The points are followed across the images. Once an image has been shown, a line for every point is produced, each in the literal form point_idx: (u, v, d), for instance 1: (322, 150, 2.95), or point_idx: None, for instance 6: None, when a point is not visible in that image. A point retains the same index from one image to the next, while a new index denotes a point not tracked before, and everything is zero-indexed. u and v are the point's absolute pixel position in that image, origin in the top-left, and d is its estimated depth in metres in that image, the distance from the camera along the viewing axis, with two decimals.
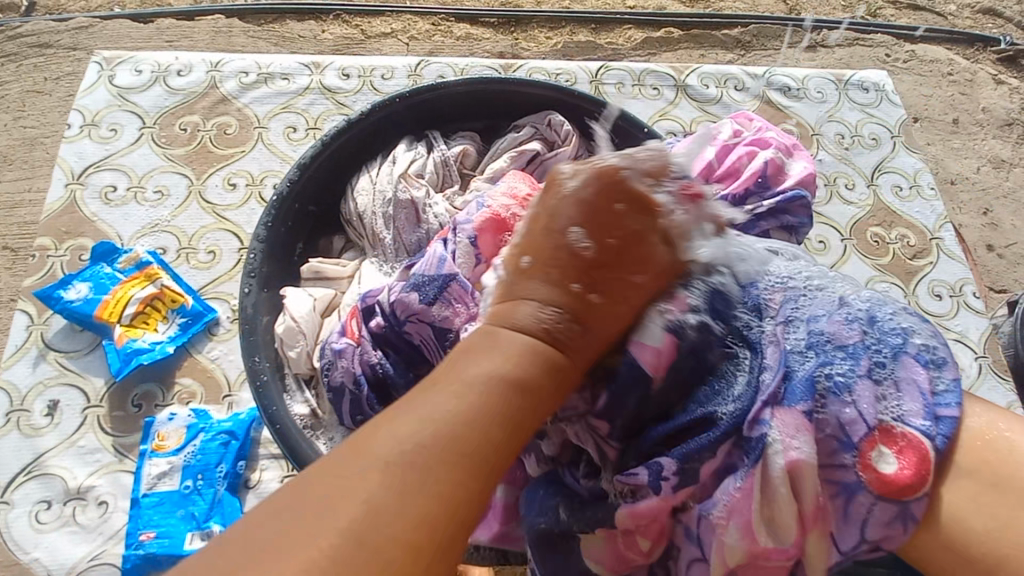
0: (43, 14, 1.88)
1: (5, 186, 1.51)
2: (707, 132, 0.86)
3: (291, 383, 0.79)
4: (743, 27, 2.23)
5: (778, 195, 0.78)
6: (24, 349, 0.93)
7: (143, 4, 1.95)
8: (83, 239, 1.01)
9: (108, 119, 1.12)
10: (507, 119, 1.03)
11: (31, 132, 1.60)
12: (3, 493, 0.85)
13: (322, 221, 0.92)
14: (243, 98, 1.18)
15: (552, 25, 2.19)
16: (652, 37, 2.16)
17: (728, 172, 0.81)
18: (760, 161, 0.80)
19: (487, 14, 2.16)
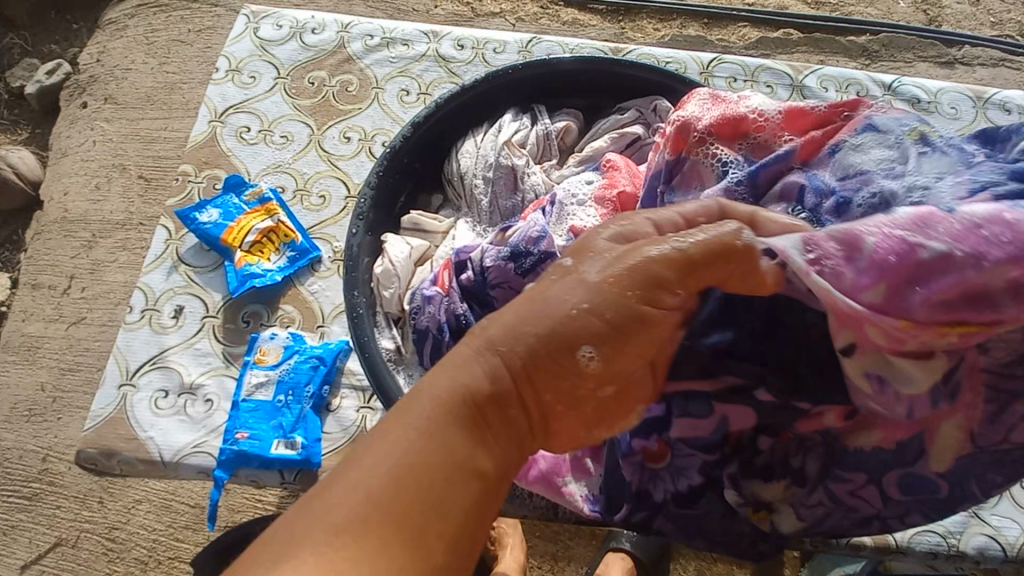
0: None
1: (148, 122, 1.72)
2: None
3: (381, 320, 0.86)
4: (871, 35, 2.08)
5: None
6: (161, 258, 1.07)
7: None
8: (218, 170, 1.14)
9: (249, 67, 1.24)
10: (611, 101, 1.05)
11: (173, 77, 1.80)
12: (131, 377, 0.99)
13: (425, 180, 0.98)
14: (366, 59, 1.26)
15: (661, 17, 2.15)
16: (766, 38, 2.07)
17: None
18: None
19: (596, 1, 2.14)
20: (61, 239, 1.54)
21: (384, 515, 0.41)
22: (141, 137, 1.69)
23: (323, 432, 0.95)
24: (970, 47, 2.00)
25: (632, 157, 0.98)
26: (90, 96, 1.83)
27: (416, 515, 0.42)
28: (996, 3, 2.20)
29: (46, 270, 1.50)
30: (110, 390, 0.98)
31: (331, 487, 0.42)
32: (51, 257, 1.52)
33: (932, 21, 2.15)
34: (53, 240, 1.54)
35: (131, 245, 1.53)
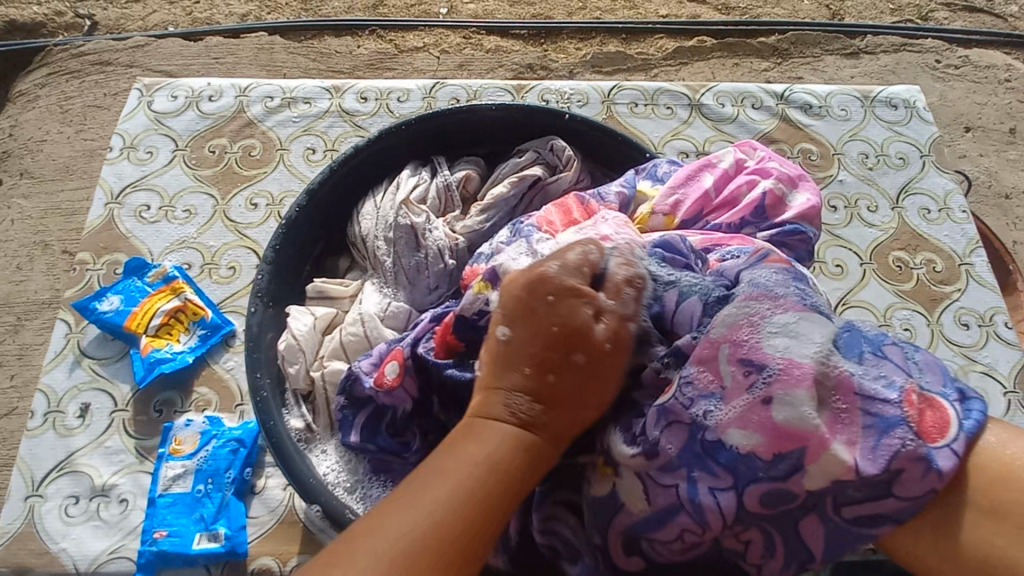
0: (106, 34, 2.06)
1: (67, 194, 1.65)
2: (707, 159, 0.90)
3: (290, 398, 0.83)
4: (781, 34, 2.27)
5: (775, 228, 0.85)
6: (62, 355, 1.01)
7: (194, 23, 2.15)
8: (118, 254, 1.09)
9: (145, 142, 1.20)
10: (510, 145, 1.06)
11: (91, 145, 1.75)
12: (38, 486, 0.93)
13: (330, 245, 0.96)
14: (267, 122, 1.24)
15: (581, 36, 2.27)
16: (683, 47, 2.19)
17: (725, 202, 0.87)
18: (759, 192, 0.86)
19: (517, 26, 2.25)
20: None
21: (412, 554, 0.43)
22: (60, 212, 1.62)
23: (247, 518, 0.92)
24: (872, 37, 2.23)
25: (536, 198, 0.98)
26: (3, 172, 1.74)
27: (460, 548, 0.44)
28: None
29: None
30: (15, 504, 0.92)
31: (358, 531, 0.44)
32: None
33: (836, 15, 2.44)
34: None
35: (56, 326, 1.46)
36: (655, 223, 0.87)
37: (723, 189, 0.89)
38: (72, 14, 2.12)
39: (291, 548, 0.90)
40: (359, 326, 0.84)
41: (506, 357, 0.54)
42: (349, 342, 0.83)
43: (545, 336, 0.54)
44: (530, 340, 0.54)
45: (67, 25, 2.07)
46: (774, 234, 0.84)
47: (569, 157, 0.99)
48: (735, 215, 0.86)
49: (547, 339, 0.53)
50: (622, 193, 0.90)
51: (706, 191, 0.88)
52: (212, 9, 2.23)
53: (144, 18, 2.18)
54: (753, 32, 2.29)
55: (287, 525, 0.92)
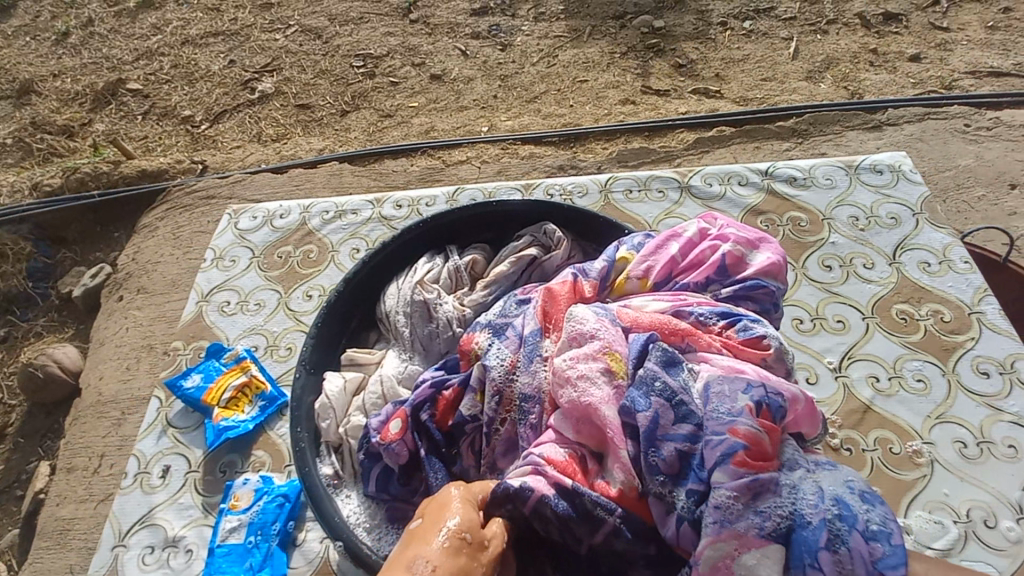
0: (212, 174, 2.59)
1: (173, 304, 2.02)
2: (674, 230, 1.04)
3: (323, 449, 0.98)
4: (797, 117, 2.45)
5: (737, 284, 0.95)
6: (153, 425, 1.24)
7: (282, 159, 2.65)
8: (203, 341, 1.35)
9: (231, 253, 1.51)
10: (511, 232, 1.25)
11: (194, 263, 2.15)
12: (123, 537, 1.10)
13: (362, 322, 1.16)
14: (323, 230, 1.53)
15: (607, 137, 2.56)
16: (703, 138, 2.42)
17: (691, 264, 1.00)
18: (719, 254, 0.98)
19: (549, 135, 2.58)
20: (94, 421, 1.74)
21: None
22: (165, 318, 1.97)
23: (288, 567, 1.04)
24: (892, 111, 2.38)
25: (532, 275, 1.16)
26: (125, 291, 2.14)
27: None
28: (913, 67, 2.77)
29: (77, 453, 1.67)
30: (104, 552, 1.09)
31: None
32: (83, 440, 1.70)
33: (856, 93, 2.66)
34: (85, 424, 1.73)
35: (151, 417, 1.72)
36: (632, 286, 1.01)
37: (688, 254, 1.02)
38: (189, 161, 2.64)
39: None
40: (378, 386, 1.01)
41: (430, 535, 0.67)
42: (371, 400, 1.00)
43: (457, 561, 0.65)
44: (446, 563, 0.65)
45: (185, 169, 2.61)
46: (738, 288, 0.95)
47: (558, 239, 1.17)
48: (700, 274, 0.97)
49: (454, 563, 0.65)
50: (605, 264, 1.04)
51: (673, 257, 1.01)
52: (296, 148, 2.75)
53: (243, 159, 2.72)
54: (770, 118, 2.49)
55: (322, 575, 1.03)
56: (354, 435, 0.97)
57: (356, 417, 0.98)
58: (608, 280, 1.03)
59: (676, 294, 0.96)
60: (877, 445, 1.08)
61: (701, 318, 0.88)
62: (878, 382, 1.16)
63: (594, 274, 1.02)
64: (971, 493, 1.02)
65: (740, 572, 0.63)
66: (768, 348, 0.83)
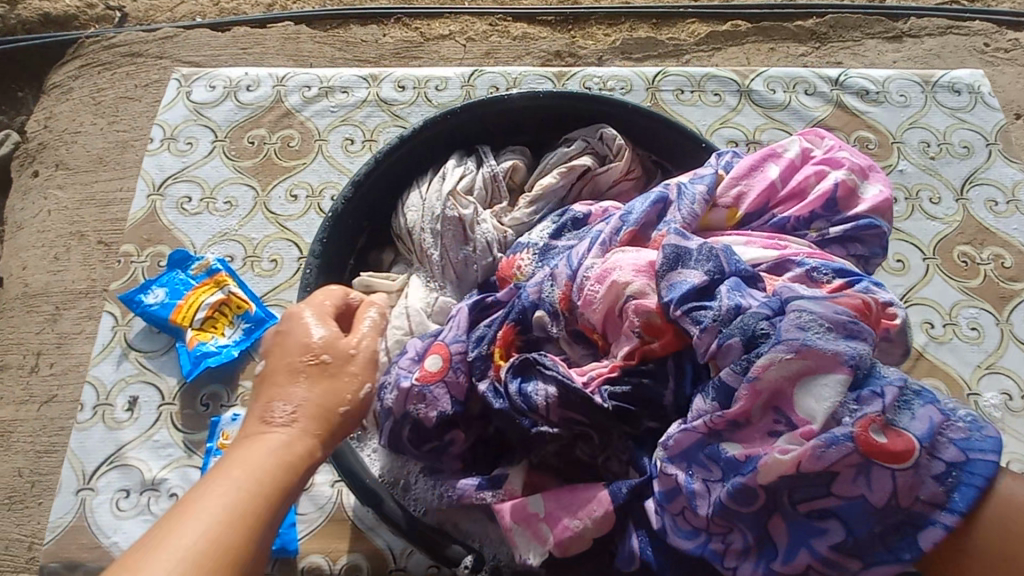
0: (134, 25, 1.96)
1: (100, 185, 1.49)
2: (772, 149, 0.85)
3: None
4: (818, 17, 2.14)
5: (848, 222, 0.80)
6: (109, 348, 1.02)
7: (221, 13, 1.98)
8: (162, 247, 1.09)
9: (185, 132, 1.20)
10: (558, 133, 1.02)
11: (123, 135, 1.58)
12: (89, 480, 0.94)
13: (374, 237, 0.95)
14: (305, 111, 1.22)
15: (611, 21, 2.18)
16: (717, 31, 2.11)
17: (792, 193, 0.82)
18: (830, 183, 0.81)
19: (545, 12, 2.16)
20: (23, 316, 1.30)
21: None
22: (92, 200, 1.49)
23: (297, 515, 0.92)
24: (915, 19, 2.09)
25: (582, 189, 0.95)
26: (42, 164, 1.57)
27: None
28: None
29: (7, 350, 1.26)
30: (67, 497, 0.92)
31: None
32: (11, 335, 1.28)
33: None
34: (11, 319, 1.31)
35: (98, 314, 1.30)
36: (717, 217, 0.83)
37: (788, 180, 0.84)
38: (104, 5, 1.98)
39: (341, 546, 0.90)
40: (404, 320, 0.83)
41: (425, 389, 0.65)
42: (397, 338, 0.81)
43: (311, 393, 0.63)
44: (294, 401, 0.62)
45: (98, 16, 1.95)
46: (846, 226, 0.79)
47: (620, 146, 0.94)
48: (805, 206, 0.81)
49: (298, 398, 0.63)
50: (655, 204, 0.82)
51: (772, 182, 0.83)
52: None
53: (173, 7, 2.04)
54: (788, 16, 2.16)
55: (336, 521, 0.91)
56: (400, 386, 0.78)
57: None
58: (655, 226, 0.81)
59: (772, 235, 0.79)
60: None
61: (811, 272, 0.72)
62: (932, 329, 1.09)
63: (639, 215, 0.80)
64: (1010, 446, 1.00)
65: (804, 364, 0.58)
66: (894, 316, 0.68)
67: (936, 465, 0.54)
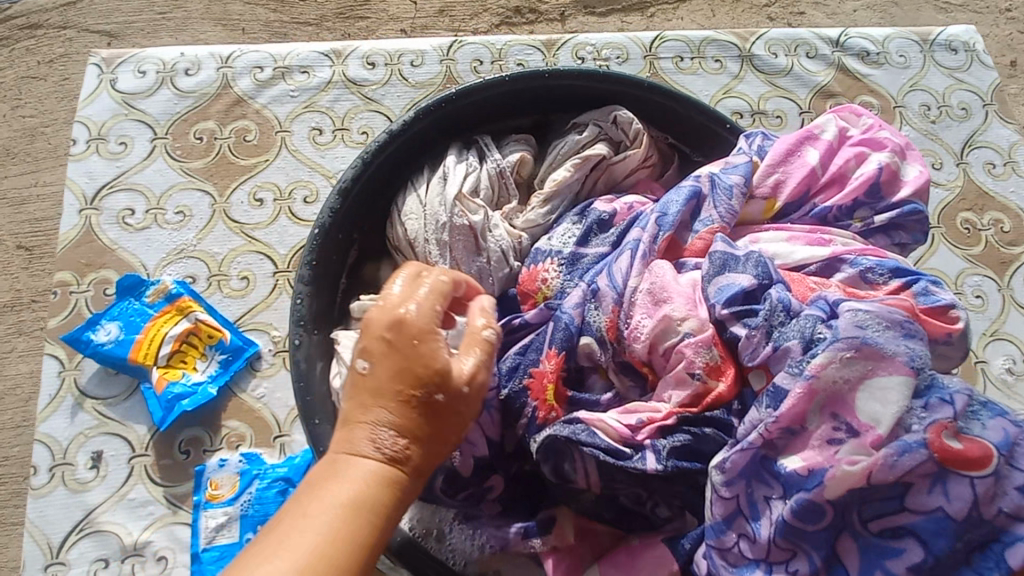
0: None
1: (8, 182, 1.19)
2: (808, 129, 0.73)
3: None
4: None
5: (893, 209, 0.69)
6: (58, 398, 0.87)
7: None
8: (106, 271, 0.93)
9: (116, 131, 1.01)
10: (564, 117, 0.90)
11: (31, 123, 1.26)
12: (57, 553, 0.80)
13: (364, 249, 0.82)
14: (260, 98, 1.05)
15: None
16: None
17: (833, 179, 0.71)
18: (873, 167, 0.70)
19: None
20: None
21: None
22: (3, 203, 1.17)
23: None
24: None
25: (597, 182, 0.83)
26: None
27: None
28: None
29: None
30: None
31: None
32: None
33: None
34: None
35: (28, 327, 1.07)
36: (754, 210, 0.72)
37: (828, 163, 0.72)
38: None
39: None
40: None
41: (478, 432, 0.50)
42: None
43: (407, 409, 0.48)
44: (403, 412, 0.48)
45: None
46: (891, 216, 0.69)
47: (637, 130, 0.83)
48: (846, 195, 0.70)
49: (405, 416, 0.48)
50: (689, 201, 0.70)
51: (808, 168, 0.72)
52: None
53: None
54: None
55: None
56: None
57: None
58: (689, 228, 0.71)
59: (812, 228, 0.69)
60: None
61: (866, 273, 0.64)
62: None
63: (676, 215, 0.70)
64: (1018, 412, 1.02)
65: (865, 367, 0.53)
66: (958, 321, 0.62)
67: (1016, 475, 0.50)
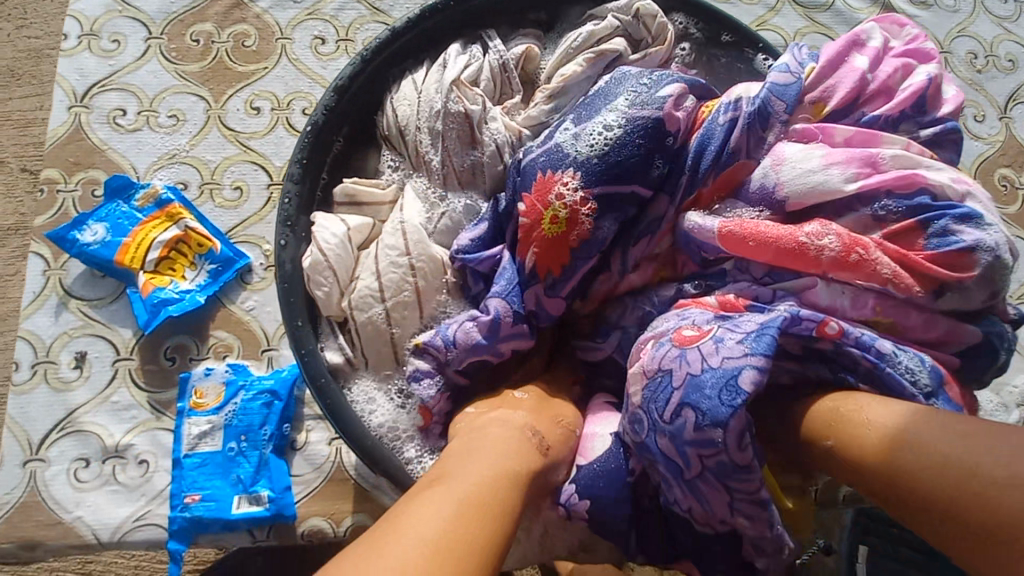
0: None
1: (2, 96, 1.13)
2: (854, 35, 0.64)
3: (325, 328, 0.70)
4: None
5: (938, 123, 0.62)
6: (44, 297, 0.85)
7: None
8: (94, 172, 0.89)
9: (109, 28, 0.96)
10: (579, 11, 0.81)
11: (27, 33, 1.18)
12: (38, 449, 0.80)
13: (347, 143, 0.75)
14: (262, 2, 0.99)
15: None
16: None
17: (882, 87, 0.62)
18: (922, 78, 0.62)
19: None
20: None
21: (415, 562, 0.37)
22: None
23: (291, 477, 0.80)
24: None
25: None
26: None
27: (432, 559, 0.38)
28: None
29: None
30: (13, 471, 0.79)
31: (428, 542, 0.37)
32: None
33: None
34: None
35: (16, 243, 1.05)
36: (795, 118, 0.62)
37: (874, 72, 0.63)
38: None
39: (344, 508, 0.80)
40: (399, 239, 0.68)
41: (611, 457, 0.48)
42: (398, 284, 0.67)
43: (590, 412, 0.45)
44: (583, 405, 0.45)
45: None
46: (937, 133, 0.62)
47: (661, 27, 0.76)
48: (894, 106, 0.61)
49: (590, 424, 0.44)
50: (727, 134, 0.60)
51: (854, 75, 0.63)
52: None
53: None
54: None
55: (336, 483, 0.81)
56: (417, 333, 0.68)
57: (368, 283, 0.68)
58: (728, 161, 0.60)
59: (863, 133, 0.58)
60: None
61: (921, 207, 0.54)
62: None
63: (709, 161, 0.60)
64: None
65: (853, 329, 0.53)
66: (976, 268, 0.51)
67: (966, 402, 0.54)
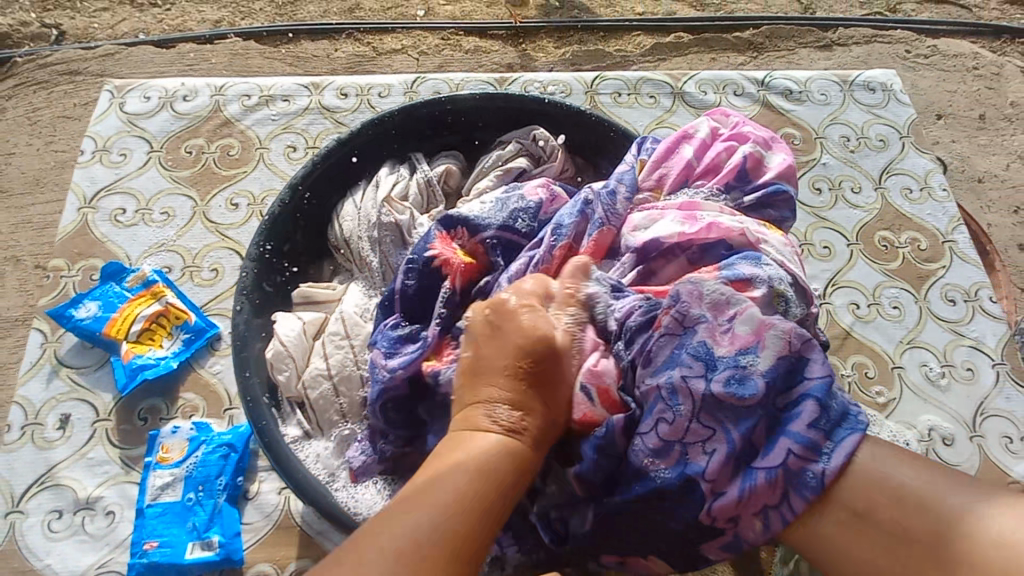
0: (72, 43, 1.65)
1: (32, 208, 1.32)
2: (685, 130, 0.87)
3: (285, 408, 0.82)
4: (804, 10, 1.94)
5: (758, 189, 0.80)
6: (39, 366, 0.98)
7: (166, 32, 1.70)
8: (94, 260, 1.06)
9: (119, 144, 1.17)
10: (491, 134, 1.03)
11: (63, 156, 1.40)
12: (18, 502, 0.89)
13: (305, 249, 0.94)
14: (246, 120, 1.21)
15: None
16: None
17: (707, 169, 0.83)
18: (739, 156, 0.82)
19: None
20: None
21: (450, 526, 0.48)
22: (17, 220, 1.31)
23: (241, 525, 0.89)
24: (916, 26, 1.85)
25: None
26: None
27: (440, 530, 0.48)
28: None
29: None
30: None
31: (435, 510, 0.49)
32: None
33: None
34: None
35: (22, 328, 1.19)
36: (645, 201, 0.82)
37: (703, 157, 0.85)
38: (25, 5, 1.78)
39: (288, 554, 0.87)
40: (340, 325, 0.82)
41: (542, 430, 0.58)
42: (333, 342, 0.81)
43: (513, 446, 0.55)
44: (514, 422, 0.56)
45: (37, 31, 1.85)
46: (756, 196, 0.79)
47: (553, 147, 0.96)
48: (718, 179, 0.81)
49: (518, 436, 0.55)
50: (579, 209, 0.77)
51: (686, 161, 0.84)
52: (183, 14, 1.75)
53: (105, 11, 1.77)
54: None
55: (283, 530, 0.89)
56: (356, 387, 0.79)
57: (318, 365, 0.80)
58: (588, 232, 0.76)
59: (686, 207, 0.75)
60: (854, 372, 1.09)
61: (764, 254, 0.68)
62: (858, 310, 1.15)
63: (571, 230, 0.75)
64: (933, 415, 1.06)
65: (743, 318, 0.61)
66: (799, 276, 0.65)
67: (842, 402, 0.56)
